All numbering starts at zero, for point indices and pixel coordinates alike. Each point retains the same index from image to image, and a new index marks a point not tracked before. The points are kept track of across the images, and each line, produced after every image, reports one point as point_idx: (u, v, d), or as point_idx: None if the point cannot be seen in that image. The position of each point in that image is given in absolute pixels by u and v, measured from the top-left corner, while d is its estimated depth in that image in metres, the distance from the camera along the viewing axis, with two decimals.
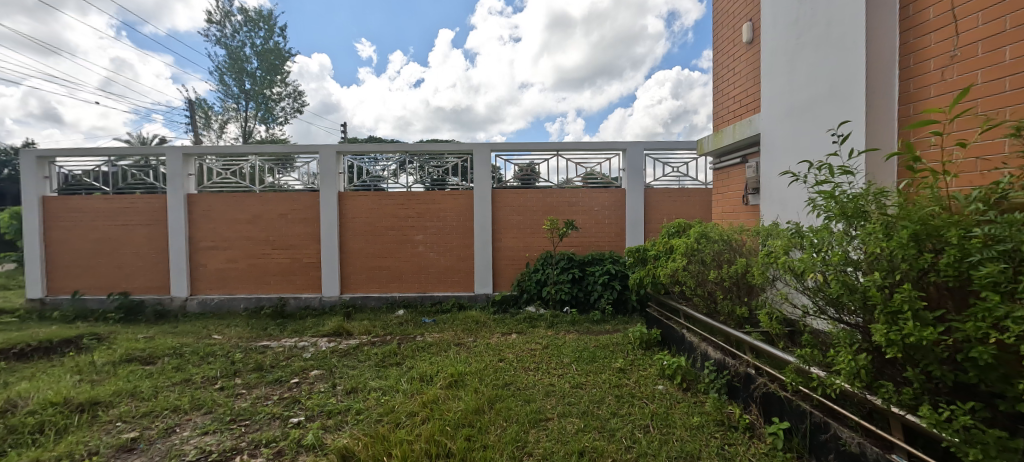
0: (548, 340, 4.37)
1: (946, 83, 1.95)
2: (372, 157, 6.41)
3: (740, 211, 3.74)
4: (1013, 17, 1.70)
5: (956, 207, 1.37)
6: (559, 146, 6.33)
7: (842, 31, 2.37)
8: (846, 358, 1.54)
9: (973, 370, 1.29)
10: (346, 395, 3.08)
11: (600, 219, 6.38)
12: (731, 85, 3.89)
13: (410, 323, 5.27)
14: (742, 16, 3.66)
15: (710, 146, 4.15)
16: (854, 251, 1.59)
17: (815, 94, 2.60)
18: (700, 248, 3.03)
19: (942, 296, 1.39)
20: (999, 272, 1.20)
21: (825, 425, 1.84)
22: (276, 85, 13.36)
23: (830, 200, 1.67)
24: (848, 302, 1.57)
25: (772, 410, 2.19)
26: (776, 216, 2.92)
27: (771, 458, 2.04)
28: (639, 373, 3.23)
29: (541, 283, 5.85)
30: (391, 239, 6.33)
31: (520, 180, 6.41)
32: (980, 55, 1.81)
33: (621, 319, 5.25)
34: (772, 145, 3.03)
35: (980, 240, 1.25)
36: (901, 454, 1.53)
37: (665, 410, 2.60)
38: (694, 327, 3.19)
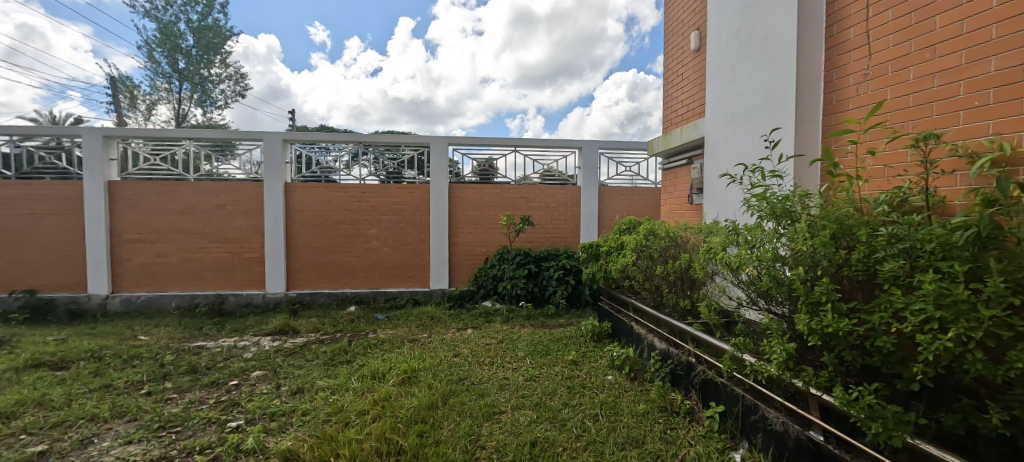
0: (503, 334, 4.42)
1: (862, 98, 2.15)
2: (323, 147, 6.14)
3: (685, 210, 3.94)
4: (917, 41, 1.90)
5: (866, 208, 1.54)
6: (517, 142, 6.36)
7: (778, 45, 2.55)
8: (774, 345, 1.67)
9: (877, 355, 1.42)
10: (292, 396, 2.95)
11: (556, 215, 6.50)
12: (679, 89, 4.09)
13: (362, 320, 5.13)
14: (691, 24, 3.85)
15: (660, 147, 4.34)
16: (782, 248, 1.73)
17: (752, 103, 2.79)
18: (648, 244, 3.19)
19: (853, 288, 1.54)
20: (899, 267, 1.35)
21: (755, 407, 1.99)
22: (215, 65, 12.39)
23: (762, 201, 1.80)
24: (775, 294, 1.71)
25: (710, 395, 2.34)
26: (716, 215, 3.11)
27: (708, 439, 2.19)
28: (590, 364, 3.35)
29: (498, 277, 5.88)
30: (343, 234, 6.11)
31: (478, 175, 6.39)
32: (889, 74, 2.02)
33: (575, 313, 5.39)
34: (714, 148, 3.22)
35: (884, 238, 1.41)
36: (818, 430, 1.68)
37: (614, 399, 2.71)
38: (642, 320, 3.34)
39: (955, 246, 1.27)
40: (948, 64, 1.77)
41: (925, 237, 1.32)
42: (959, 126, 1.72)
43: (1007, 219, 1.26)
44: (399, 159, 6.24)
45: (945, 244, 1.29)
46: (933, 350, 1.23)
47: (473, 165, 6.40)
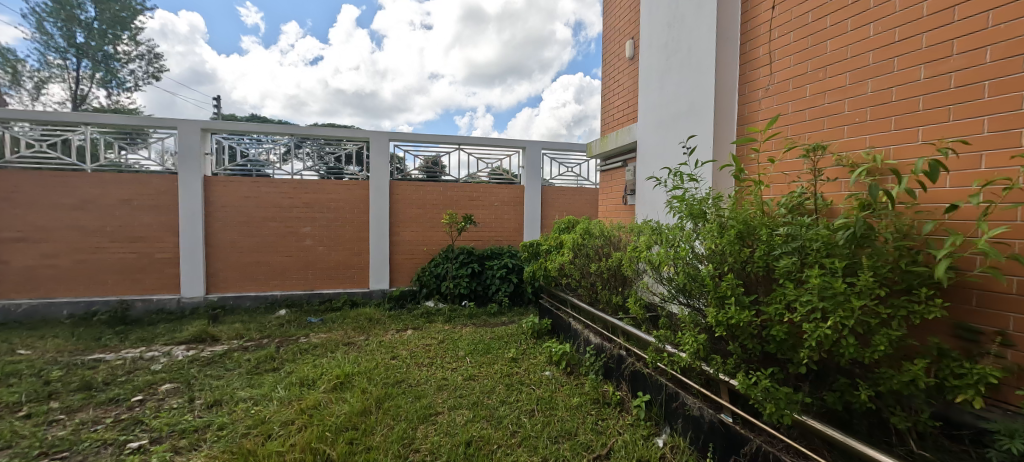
0: (444, 334, 4.37)
1: (769, 110, 2.38)
2: (254, 138, 5.70)
3: (620, 210, 4.13)
4: (812, 62, 2.13)
5: (767, 211, 1.71)
6: (461, 140, 6.30)
7: (699, 58, 2.75)
8: (688, 337, 1.81)
9: (773, 342, 1.58)
10: (207, 410, 2.71)
11: (499, 214, 6.54)
12: (615, 95, 4.28)
13: (293, 324, 4.83)
14: (626, 33, 4.05)
15: (598, 149, 4.52)
16: (697, 246, 1.87)
17: (677, 110, 2.99)
18: (584, 243, 3.36)
19: (757, 282, 1.70)
20: (791, 264, 1.51)
21: (676, 394, 2.14)
22: (121, 42, 11.03)
23: (682, 203, 1.95)
24: (691, 289, 1.85)
25: (638, 386, 2.48)
26: (645, 215, 3.28)
27: (635, 427, 2.33)
28: (529, 361, 3.42)
29: (440, 277, 5.80)
30: (273, 232, 5.71)
31: (424, 172, 6.26)
32: (790, 90, 2.24)
33: (517, 311, 5.45)
34: (645, 151, 3.41)
35: (781, 237, 1.58)
36: (728, 413, 1.83)
37: (549, 394, 2.79)
38: (579, 316, 3.46)
39: (837, 244, 1.44)
40: (836, 84, 2.01)
41: (813, 237, 1.49)
42: (844, 139, 1.96)
43: (877, 220, 1.47)
44: (339, 153, 5.95)
45: (829, 243, 1.46)
46: (816, 336, 1.40)
47: (418, 162, 6.26)
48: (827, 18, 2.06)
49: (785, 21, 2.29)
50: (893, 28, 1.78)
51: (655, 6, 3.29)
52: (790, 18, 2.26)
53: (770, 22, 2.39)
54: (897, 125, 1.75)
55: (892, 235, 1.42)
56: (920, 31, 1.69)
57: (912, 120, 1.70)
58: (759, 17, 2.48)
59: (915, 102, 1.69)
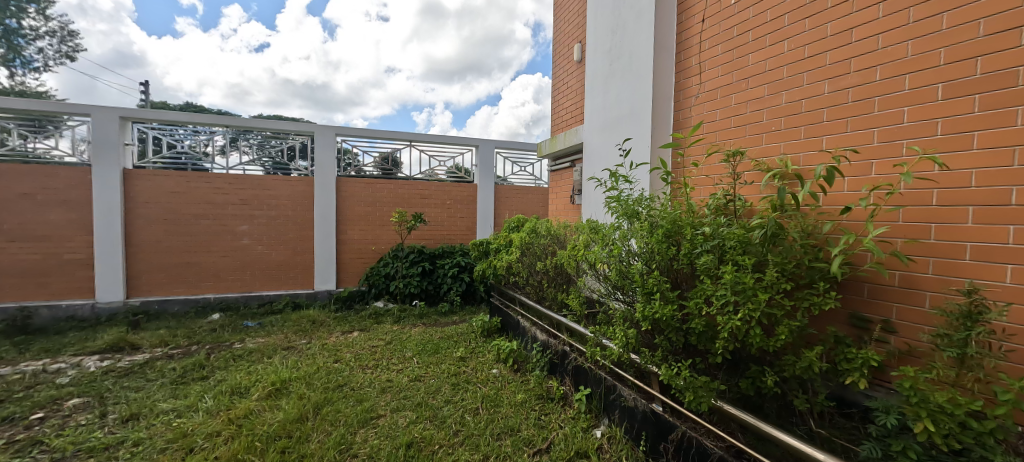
0: (391, 335, 4.26)
1: (699, 116, 2.54)
2: (191, 130, 5.28)
3: (568, 210, 4.23)
4: (737, 73, 2.30)
5: (693, 211, 1.83)
6: (412, 136, 6.19)
7: (639, 64, 2.88)
8: (619, 331, 1.92)
9: (694, 334, 1.69)
10: (121, 426, 2.48)
11: (451, 212, 6.48)
12: (564, 97, 4.36)
13: (227, 328, 4.52)
14: (575, 37, 4.14)
15: (547, 150, 4.59)
16: (629, 245, 1.97)
17: (619, 114, 3.11)
18: (532, 242, 3.42)
19: (682, 278, 1.82)
20: (710, 260, 1.63)
21: (614, 387, 2.24)
22: (26, 16, 9.81)
23: (618, 203, 2.04)
24: (626, 285, 1.94)
25: (580, 380, 2.56)
26: (589, 214, 3.38)
27: (576, 420, 2.40)
28: (477, 359, 3.42)
29: (389, 277, 5.66)
30: (204, 231, 5.31)
31: (380, 168, 6.15)
32: (718, 99, 2.40)
33: (469, 309, 5.42)
34: (591, 152, 3.52)
35: (701, 236, 1.69)
36: (659, 403, 1.94)
37: (495, 391, 2.81)
38: (526, 313, 3.50)
39: (752, 242, 1.57)
40: (756, 95, 2.17)
41: (729, 236, 1.62)
42: (762, 146, 2.13)
43: (787, 219, 1.61)
44: (286, 147, 5.64)
45: (745, 241, 1.58)
46: (728, 328, 1.51)
47: (374, 159, 6.13)
48: (749, 34, 2.23)
49: (714, 34, 2.45)
50: (803, 46, 1.96)
51: (600, 12, 3.40)
52: (719, 31, 2.42)
53: (701, 34, 2.55)
54: (805, 134, 1.92)
55: (798, 233, 1.57)
56: (825, 49, 1.87)
57: (817, 130, 1.88)
58: (692, 28, 2.63)
59: (820, 114, 1.87)
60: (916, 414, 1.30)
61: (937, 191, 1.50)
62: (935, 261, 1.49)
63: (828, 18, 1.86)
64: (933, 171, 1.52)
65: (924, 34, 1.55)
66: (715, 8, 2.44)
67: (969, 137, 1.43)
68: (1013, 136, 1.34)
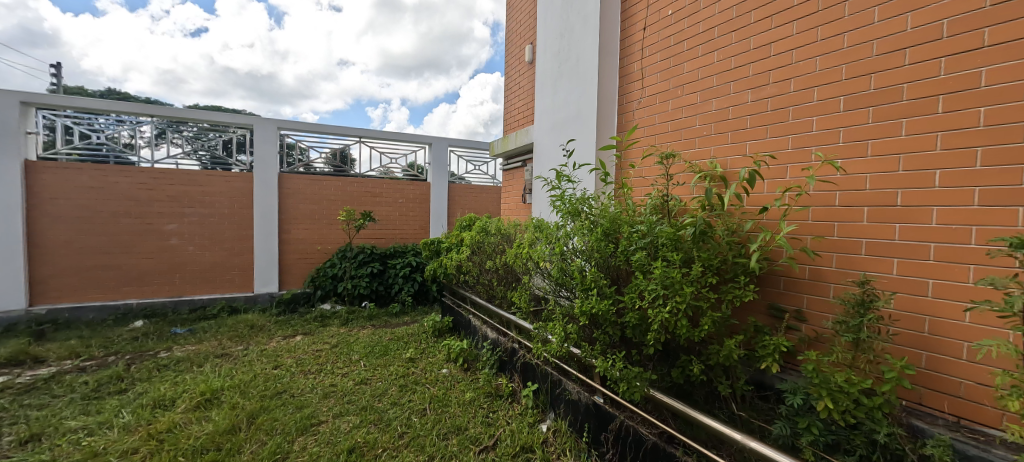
0: (338, 338, 4.10)
1: (639, 120, 2.65)
2: (113, 118, 4.81)
3: (519, 209, 4.27)
4: (673, 80, 2.43)
5: (632, 210, 1.95)
6: (361, 132, 5.99)
7: (585, 68, 2.97)
8: (558, 327, 2.00)
9: (629, 327, 1.78)
10: (18, 449, 2.21)
11: (403, 211, 6.33)
12: (516, 97, 4.40)
13: (151, 336, 4.16)
14: (526, 38, 4.19)
15: (499, 149, 4.59)
16: (570, 243, 2.04)
17: (566, 115, 3.19)
18: (482, 241, 3.43)
19: (619, 274, 1.90)
20: (643, 257, 1.72)
21: (559, 381, 2.29)
22: None
23: (561, 202, 2.10)
24: (568, 281, 2.01)
25: (528, 376, 2.60)
26: (538, 213, 3.44)
27: (523, 415, 2.44)
28: (427, 360, 3.37)
29: (336, 278, 5.45)
30: (125, 230, 4.84)
31: (333, 166, 5.93)
32: (657, 103, 2.53)
33: (421, 310, 5.32)
34: (539, 152, 3.59)
35: (637, 234, 1.78)
36: (600, 395, 2.02)
37: (443, 391, 2.79)
38: (477, 312, 3.50)
39: (683, 240, 1.68)
40: (690, 101, 2.31)
41: (660, 234, 1.71)
42: (694, 149, 2.26)
43: (714, 218, 1.75)
44: (223, 141, 5.28)
45: (676, 239, 1.69)
46: (659, 320, 1.61)
47: (325, 156, 5.88)
48: (684, 43, 2.36)
49: (654, 42, 2.58)
50: (731, 58, 2.10)
51: (549, 15, 3.47)
52: (658, 39, 2.55)
53: (643, 41, 2.67)
54: (732, 139, 2.07)
55: (723, 231, 1.69)
56: (748, 61, 2.02)
57: (742, 136, 2.02)
58: (634, 36, 2.74)
59: (745, 121, 2.02)
60: (820, 393, 1.46)
61: (839, 193, 1.67)
62: (838, 256, 1.66)
63: (752, 33, 2.01)
64: (835, 175, 1.69)
65: (829, 52, 1.72)
66: (655, 18, 2.56)
67: (863, 146, 1.61)
68: (898, 145, 1.52)
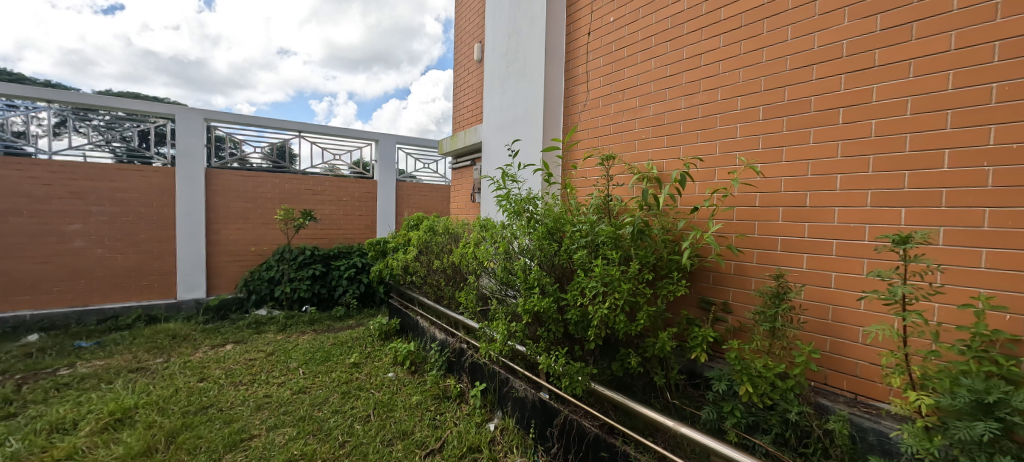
0: (274, 345, 3.85)
1: (584, 122, 2.73)
2: (5, 103, 4.24)
3: (468, 208, 4.24)
4: (615, 84, 2.52)
5: (575, 211, 2.01)
6: (301, 126, 5.66)
7: (531, 69, 3.01)
8: (503, 325, 2.02)
9: (572, 324, 1.84)
10: None
11: (347, 210, 6.07)
12: (465, 95, 4.37)
13: (49, 352, 3.67)
14: (475, 37, 4.17)
15: (448, 147, 4.53)
16: (515, 242, 2.07)
17: (513, 115, 3.22)
18: (429, 241, 3.38)
19: (563, 273, 1.95)
20: (585, 255, 1.78)
21: (506, 380, 2.31)
22: None
23: (506, 201, 2.12)
24: (512, 280, 2.04)
25: (476, 376, 2.60)
26: (486, 212, 3.44)
27: (471, 416, 2.43)
28: (372, 364, 3.26)
29: (273, 281, 5.11)
30: (15, 232, 4.25)
31: (271, 161, 5.54)
32: (599, 107, 2.62)
33: (367, 313, 5.11)
34: (487, 151, 3.60)
35: (579, 233, 1.84)
36: (546, 391, 2.06)
37: (389, 396, 2.71)
38: (425, 313, 3.43)
39: (622, 238, 1.76)
40: (629, 106, 2.42)
41: (600, 233, 1.78)
42: (634, 152, 2.37)
43: (651, 217, 1.84)
44: (139, 132, 4.76)
45: (616, 237, 1.76)
46: (599, 316, 1.67)
47: (263, 150, 5.50)
48: (625, 49, 2.46)
49: (597, 47, 2.66)
50: (666, 66, 2.23)
51: (497, 15, 3.47)
52: (601, 44, 2.64)
53: (587, 46, 2.75)
54: (667, 143, 2.19)
55: (658, 229, 1.80)
56: (682, 70, 2.15)
57: (676, 140, 2.15)
58: (578, 40, 2.82)
59: (679, 126, 2.14)
60: (741, 379, 1.60)
61: (758, 195, 1.83)
62: (758, 252, 1.82)
63: (685, 43, 2.14)
64: (755, 178, 1.85)
65: (751, 65, 1.87)
66: (599, 23, 2.65)
67: (778, 152, 1.77)
68: (807, 152, 1.69)
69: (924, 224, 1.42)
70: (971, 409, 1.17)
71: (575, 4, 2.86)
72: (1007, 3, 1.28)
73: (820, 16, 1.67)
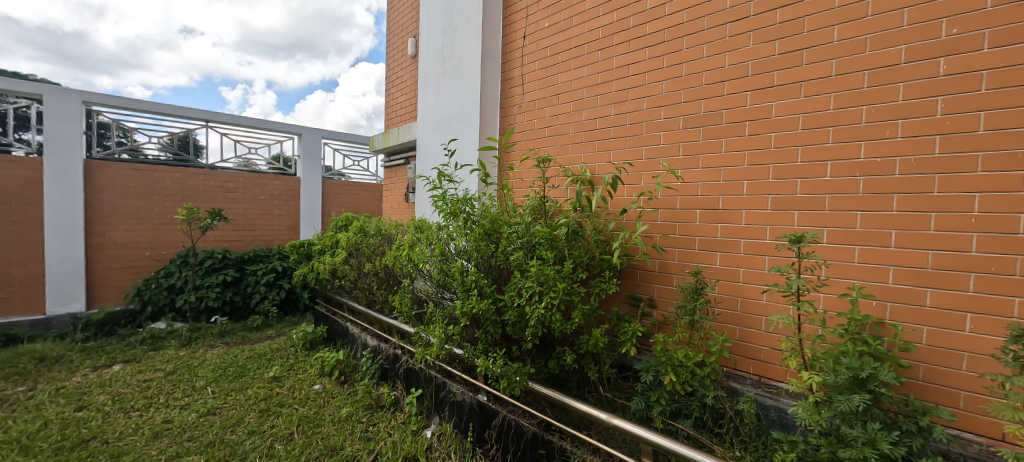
0: (176, 362, 3.40)
1: (521, 124, 2.75)
2: None
3: (402, 208, 4.09)
4: (550, 88, 2.58)
5: (513, 212, 2.03)
6: (209, 115, 5.08)
7: (466, 68, 2.98)
8: (439, 329, 1.97)
9: (509, 325, 1.84)
10: None
11: (264, 209, 5.57)
12: (398, 91, 4.20)
13: None
14: (409, 31, 4.03)
15: (380, 144, 4.33)
16: (451, 244, 2.04)
17: (448, 114, 3.17)
18: (360, 243, 3.21)
19: (500, 274, 1.95)
20: (521, 255, 1.80)
21: (443, 384, 2.26)
22: None
23: (442, 202, 2.08)
24: (448, 283, 2.01)
25: (412, 382, 2.50)
26: (421, 213, 3.35)
27: (406, 424, 2.34)
28: (295, 377, 3.01)
29: (174, 290, 4.51)
30: None
31: (173, 152, 4.93)
32: (535, 109, 2.66)
33: (290, 321, 4.67)
34: (421, 150, 3.50)
35: (516, 234, 1.86)
36: (484, 393, 2.05)
37: (315, 410, 2.52)
38: (356, 319, 3.24)
39: (557, 239, 1.81)
40: (563, 110, 2.49)
41: (537, 234, 1.81)
42: (568, 155, 2.44)
43: (583, 219, 1.92)
44: None
45: (551, 238, 1.81)
46: (535, 316, 1.69)
47: (162, 140, 4.86)
48: (559, 55, 2.53)
49: (532, 50, 2.70)
50: (598, 74, 2.32)
51: (433, 11, 3.39)
52: (536, 49, 2.68)
53: (522, 49, 2.78)
54: (599, 147, 2.29)
55: (592, 230, 1.88)
56: (611, 78, 2.26)
57: (607, 145, 2.25)
58: (514, 43, 2.84)
59: (609, 132, 2.25)
60: (666, 369, 1.73)
61: (679, 198, 1.98)
62: (679, 251, 1.96)
63: (615, 53, 2.25)
64: (676, 183, 2.00)
65: (673, 77, 2.02)
66: (534, 28, 2.69)
67: (696, 159, 1.93)
68: (720, 160, 1.86)
69: (813, 224, 1.63)
70: (849, 385, 1.35)
71: (511, 7, 2.87)
72: (875, 39, 1.50)
73: (730, 37, 1.85)
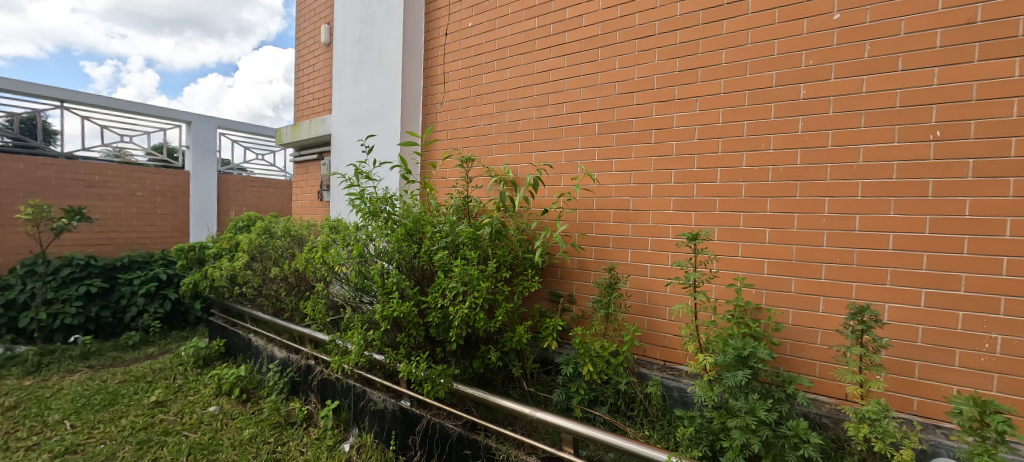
0: (18, 394, 2.78)
1: (443, 123, 2.72)
2: None
3: (314, 207, 3.80)
4: (473, 88, 2.58)
5: (438, 212, 2.00)
6: (65, 93, 4.22)
7: (387, 62, 2.87)
8: (358, 335, 1.89)
9: (433, 326, 1.80)
10: None
11: (144, 208, 5.01)
12: (310, 81, 3.90)
13: None
14: (323, 17, 3.75)
15: (288, 138, 3.98)
16: (370, 245, 1.95)
17: (366, 109, 3.02)
18: (265, 245, 2.93)
19: (424, 275, 1.91)
20: (446, 255, 1.78)
21: (363, 392, 2.15)
22: None
23: (360, 201, 1.98)
24: (368, 286, 1.92)
25: (327, 394, 2.34)
26: (337, 213, 3.15)
27: (322, 440, 2.17)
28: (184, 400, 2.63)
29: (15, 306, 3.67)
30: None
31: (14, 137, 4.17)
32: (458, 108, 2.65)
33: (177, 336, 4.06)
34: (336, 146, 3.30)
35: (440, 233, 1.84)
36: (407, 398, 1.98)
37: (211, 435, 2.24)
38: (261, 329, 2.93)
39: (482, 238, 1.83)
40: (487, 110, 2.51)
41: (462, 234, 1.81)
42: (491, 155, 2.47)
43: (506, 218, 1.96)
44: None
45: (475, 237, 1.82)
46: (459, 316, 1.69)
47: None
48: (483, 56, 2.54)
49: (455, 49, 2.68)
50: (520, 77, 2.38)
51: None
52: (459, 47, 2.67)
53: (445, 47, 2.75)
54: (521, 148, 2.36)
55: (514, 230, 1.94)
56: (533, 82, 2.33)
57: (529, 146, 2.33)
58: (437, 40, 2.80)
59: (531, 134, 2.32)
60: (585, 360, 1.82)
61: (595, 199, 2.11)
62: (595, 249, 2.10)
63: (536, 58, 2.32)
64: (592, 185, 2.13)
65: (589, 85, 2.15)
66: (457, 26, 2.67)
67: (609, 163, 2.08)
68: (631, 164, 2.02)
69: (707, 224, 1.84)
70: (735, 362, 1.55)
71: (433, 3, 2.82)
72: (754, 64, 1.74)
73: (639, 52, 2.02)
